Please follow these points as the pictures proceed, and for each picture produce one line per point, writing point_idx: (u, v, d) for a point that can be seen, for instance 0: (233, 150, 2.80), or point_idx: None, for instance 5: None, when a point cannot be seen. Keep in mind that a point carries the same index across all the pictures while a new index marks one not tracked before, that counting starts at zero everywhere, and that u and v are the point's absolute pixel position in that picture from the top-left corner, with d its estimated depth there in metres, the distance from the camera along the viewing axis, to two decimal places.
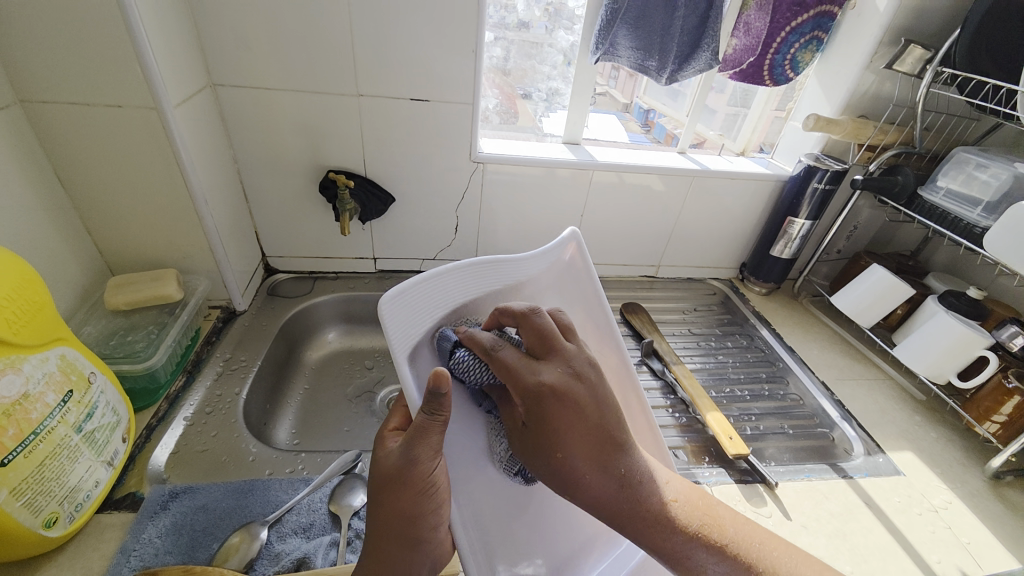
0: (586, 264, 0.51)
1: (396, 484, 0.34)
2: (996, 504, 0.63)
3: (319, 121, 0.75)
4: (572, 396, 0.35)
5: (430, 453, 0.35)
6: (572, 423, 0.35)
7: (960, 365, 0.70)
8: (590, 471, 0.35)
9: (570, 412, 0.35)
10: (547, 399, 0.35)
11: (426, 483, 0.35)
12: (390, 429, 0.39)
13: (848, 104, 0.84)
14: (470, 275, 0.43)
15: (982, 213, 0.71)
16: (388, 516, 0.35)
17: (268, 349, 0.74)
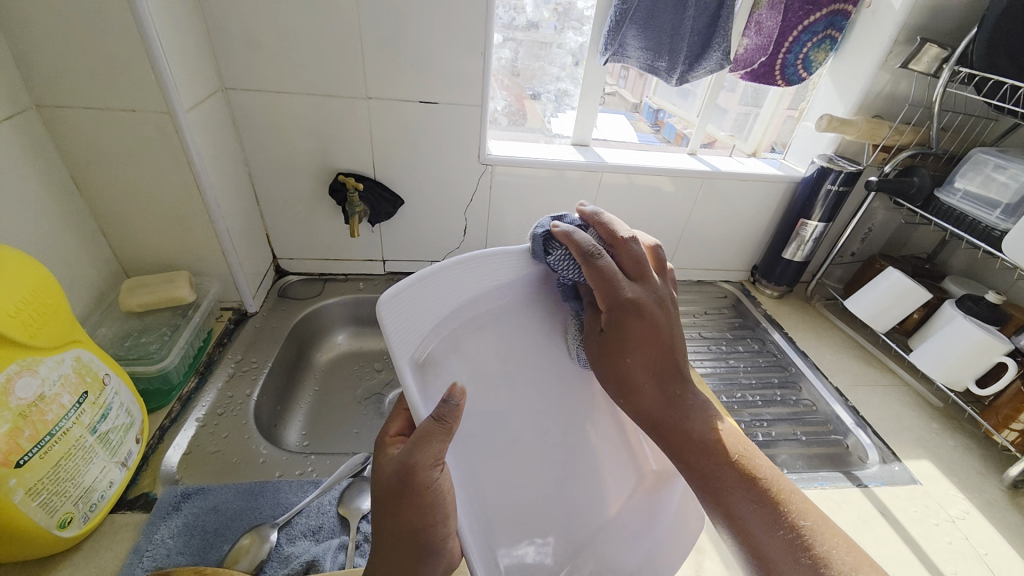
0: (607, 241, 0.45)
1: (400, 492, 0.32)
2: (1015, 514, 0.62)
3: (329, 124, 0.75)
4: (651, 316, 0.41)
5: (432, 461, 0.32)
6: (640, 339, 0.41)
7: (978, 372, 0.68)
8: (647, 380, 0.41)
9: (649, 337, 0.41)
10: (625, 312, 0.40)
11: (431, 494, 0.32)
12: (391, 434, 0.38)
13: (862, 104, 0.83)
14: (463, 276, 0.40)
15: (1000, 215, 0.69)
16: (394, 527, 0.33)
17: (278, 351, 0.75)
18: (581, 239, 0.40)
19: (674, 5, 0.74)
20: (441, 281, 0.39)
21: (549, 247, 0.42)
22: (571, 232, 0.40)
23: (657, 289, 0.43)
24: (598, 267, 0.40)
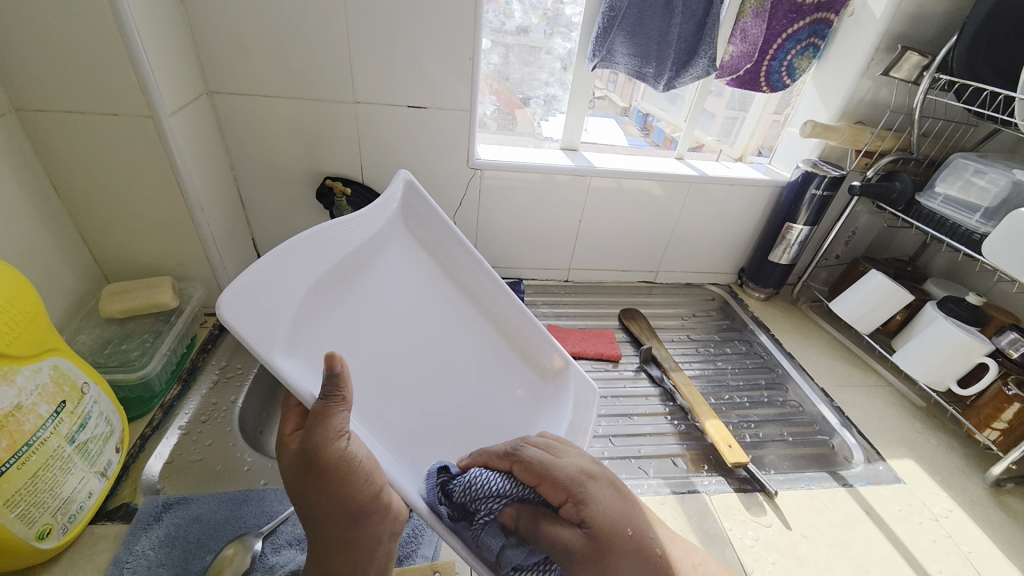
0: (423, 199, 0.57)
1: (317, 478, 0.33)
2: (997, 512, 0.63)
3: (316, 128, 0.75)
4: (600, 485, 0.38)
5: (336, 432, 0.34)
6: (613, 513, 0.36)
7: (959, 372, 0.69)
8: (635, 561, 0.35)
9: (612, 506, 0.37)
10: (584, 488, 0.37)
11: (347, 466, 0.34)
12: (289, 430, 0.38)
13: (845, 110, 0.84)
14: (309, 242, 0.43)
15: (981, 218, 0.71)
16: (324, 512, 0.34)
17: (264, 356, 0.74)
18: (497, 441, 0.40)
19: (660, 12, 0.75)
20: (286, 258, 0.40)
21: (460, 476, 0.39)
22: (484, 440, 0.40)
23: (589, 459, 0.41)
24: (528, 464, 0.38)
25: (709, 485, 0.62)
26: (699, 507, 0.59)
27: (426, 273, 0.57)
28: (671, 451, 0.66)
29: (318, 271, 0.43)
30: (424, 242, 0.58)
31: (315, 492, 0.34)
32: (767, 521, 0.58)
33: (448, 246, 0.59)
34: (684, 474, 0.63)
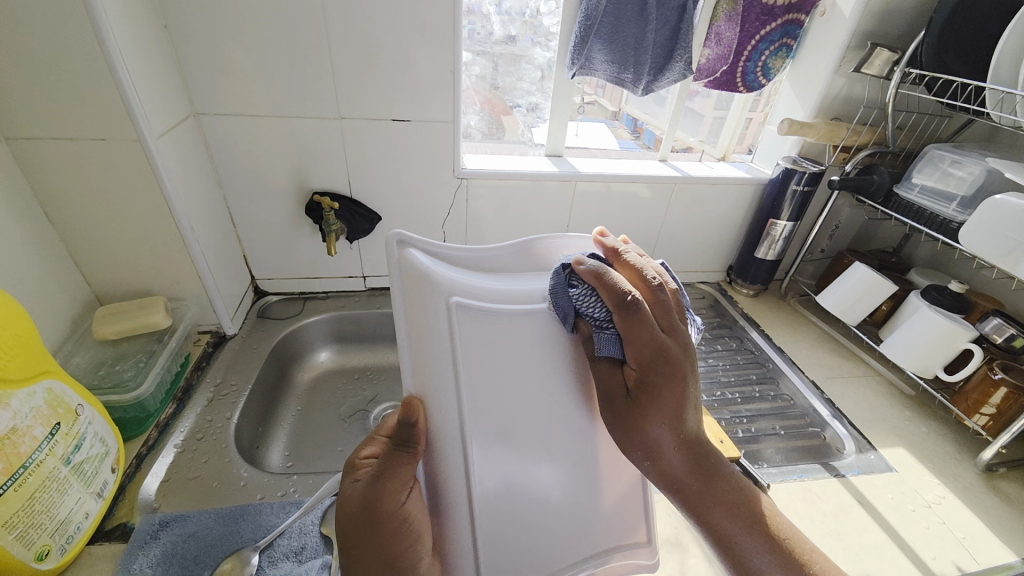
0: (411, 273, 0.43)
1: (372, 523, 0.37)
2: (989, 496, 0.63)
3: (305, 145, 0.76)
4: (673, 365, 0.38)
5: (400, 486, 0.39)
6: (674, 398, 0.37)
7: (945, 360, 0.70)
8: (672, 440, 0.37)
9: (673, 396, 0.37)
10: (655, 354, 0.37)
11: (398, 516, 0.38)
12: (363, 457, 0.43)
13: (820, 107, 0.86)
14: (526, 257, 0.49)
15: (957, 207, 0.72)
16: (366, 555, 0.38)
17: (258, 372, 0.74)
18: (614, 281, 0.39)
19: (635, 19, 0.77)
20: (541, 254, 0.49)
21: (572, 282, 0.42)
22: (604, 272, 0.40)
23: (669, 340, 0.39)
24: (638, 312, 0.38)
25: None
26: None
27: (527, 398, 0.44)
28: None
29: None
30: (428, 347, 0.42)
31: (359, 558, 0.38)
32: None
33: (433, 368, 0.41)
34: None
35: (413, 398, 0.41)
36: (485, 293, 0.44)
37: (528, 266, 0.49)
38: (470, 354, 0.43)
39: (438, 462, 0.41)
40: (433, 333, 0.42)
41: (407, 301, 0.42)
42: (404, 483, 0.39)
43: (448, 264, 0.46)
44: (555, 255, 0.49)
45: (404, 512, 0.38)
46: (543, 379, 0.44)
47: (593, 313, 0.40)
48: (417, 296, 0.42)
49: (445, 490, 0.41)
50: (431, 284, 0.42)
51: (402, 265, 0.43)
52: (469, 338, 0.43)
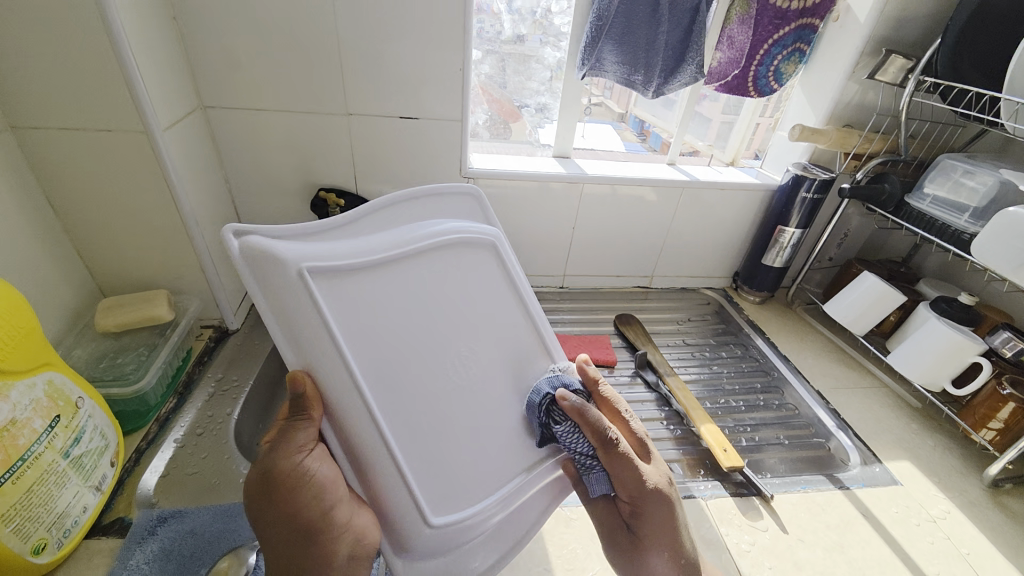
0: (257, 258, 0.36)
1: (279, 488, 0.37)
2: (996, 513, 0.62)
3: (311, 140, 0.76)
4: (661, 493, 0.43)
5: (300, 449, 0.38)
6: (664, 524, 0.42)
7: (953, 373, 0.69)
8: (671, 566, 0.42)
9: (666, 521, 0.42)
10: (644, 485, 0.43)
11: (301, 475, 0.38)
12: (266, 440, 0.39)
13: (832, 114, 0.85)
14: (380, 212, 0.45)
15: (969, 219, 0.71)
16: (281, 519, 0.38)
17: (260, 368, 0.74)
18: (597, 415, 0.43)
19: (647, 21, 0.76)
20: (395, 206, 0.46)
21: (555, 419, 0.44)
22: (585, 407, 0.43)
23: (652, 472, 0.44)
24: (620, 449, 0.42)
25: (704, 490, 0.61)
26: (695, 512, 0.58)
27: (417, 342, 0.41)
28: (667, 456, 0.66)
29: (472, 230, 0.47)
30: (300, 322, 0.37)
31: (276, 521, 0.38)
32: (763, 525, 0.57)
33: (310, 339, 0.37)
34: (679, 480, 0.62)
35: (299, 370, 0.37)
36: (363, 247, 0.40)
37: (387, 219, 0.46)
38: (350, 312, 0.39)
39: (339, 424, 0.39)
40: (303, 307, 0.36)
41: (261, 282, 0.36)
42: (301, 446, 0.38)
43: (301, 238, 0.41)
44: (411, 208, 0.47)
45: (301, 470, 0.38)
46: (436, 329, 0.43)
47: (580, 450, 0.43)
48: (271, 278, 0.36)
49: (363, 450, 0.38)
50: (284, 259, 0.36)
51: (242, 250, 0.36)
52: (353, 293, 0.39)
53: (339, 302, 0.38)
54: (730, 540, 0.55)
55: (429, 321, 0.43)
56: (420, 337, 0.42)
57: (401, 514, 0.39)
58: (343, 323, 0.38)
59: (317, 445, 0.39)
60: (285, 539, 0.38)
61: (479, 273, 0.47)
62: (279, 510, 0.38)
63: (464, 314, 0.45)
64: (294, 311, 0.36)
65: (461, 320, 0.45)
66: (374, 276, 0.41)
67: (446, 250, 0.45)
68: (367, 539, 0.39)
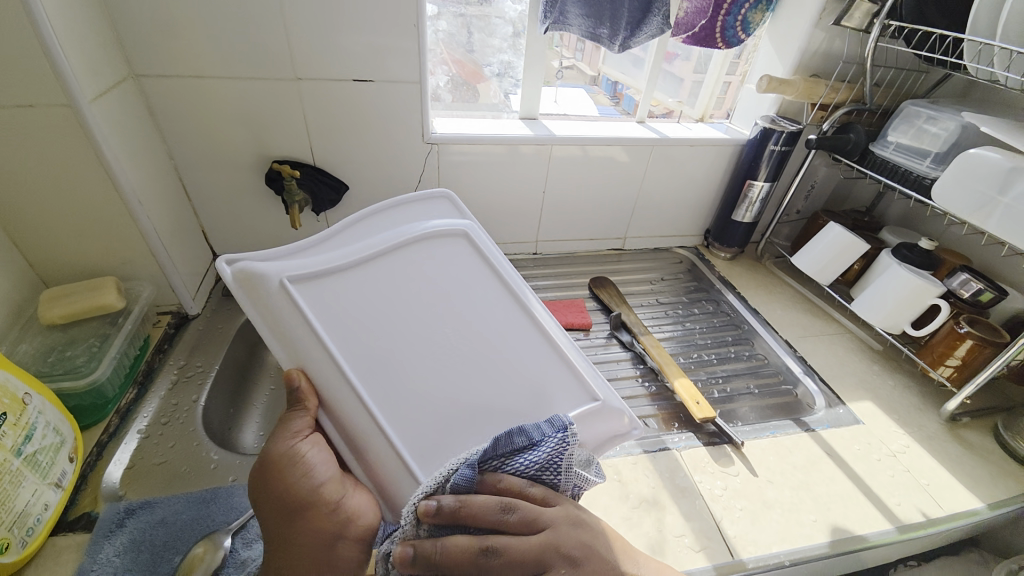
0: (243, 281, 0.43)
1: (271, 473, 0.39)
2: (952, 444, 0.66)
3: (261, 110, 0.71)
4: None
5: (294, 436, 0.40)
6: None
7: (913, 315, 0.71)
8: None
9: None
10: None
11: (294, 459, 0.39)
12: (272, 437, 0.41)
13: (799, 64, 0.84)
14: (356, 229, 0.53)
15: (930, 164, 0.72)
16: (272, 501, 0.38)
17: (226, 352, 0.71)
18: None
19: None
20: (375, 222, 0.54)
21: None
22: None
23: None
24: None
25: (679, 442, 0.63)
26: (669, 463, 0.59)
27: (399, 322, 0.45)
28: (643, 412, 0.67)
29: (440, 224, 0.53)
30: (287, 321, 0.42)
31: (267, 507, 0.38)
32: (735, 470, 0.59)
33: (297, 337, 0.42)
34: (654, 434, 0.64)
35: (294, 368, 0.42)
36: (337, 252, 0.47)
37: (365, 232, 0.53)
38: (324, 308, 0.43)
39: (337, 410, 0.41)
40: (285, 312, 0.42)
41: (252, 300, 0.43)
42: (297, 432, 0.40)
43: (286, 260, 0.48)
44: (386, 221, 0.55)
45: (292, 452, 0.40)
46: (416, 313, 0.46)
47: None
48: (257, 293, 0.42)
49: (355, 430, 0.41)
50: (264, 274, 0.43)
51: (235, 275, 0.43)
52: (331, 290, 0.44)
53: (316, 297, 0.44)
54: (703, 486, 0.57)
55: (411, 307, 0.46)
56: (399, 319, 0.45)
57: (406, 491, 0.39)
58: (324, 315, 0.43)
59: (313, 432, 0.41)
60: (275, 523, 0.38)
61: (454, 260, 0.51)
62: (268, 494, 0.39)
63: (445, 294, 0.48)
64: (281, 313, 0.42)
65: (442, 306, 0.48)
66: (350, 275, 0.46)
67: (418, 243, 0.51)
68: (359, 520, 0.39)
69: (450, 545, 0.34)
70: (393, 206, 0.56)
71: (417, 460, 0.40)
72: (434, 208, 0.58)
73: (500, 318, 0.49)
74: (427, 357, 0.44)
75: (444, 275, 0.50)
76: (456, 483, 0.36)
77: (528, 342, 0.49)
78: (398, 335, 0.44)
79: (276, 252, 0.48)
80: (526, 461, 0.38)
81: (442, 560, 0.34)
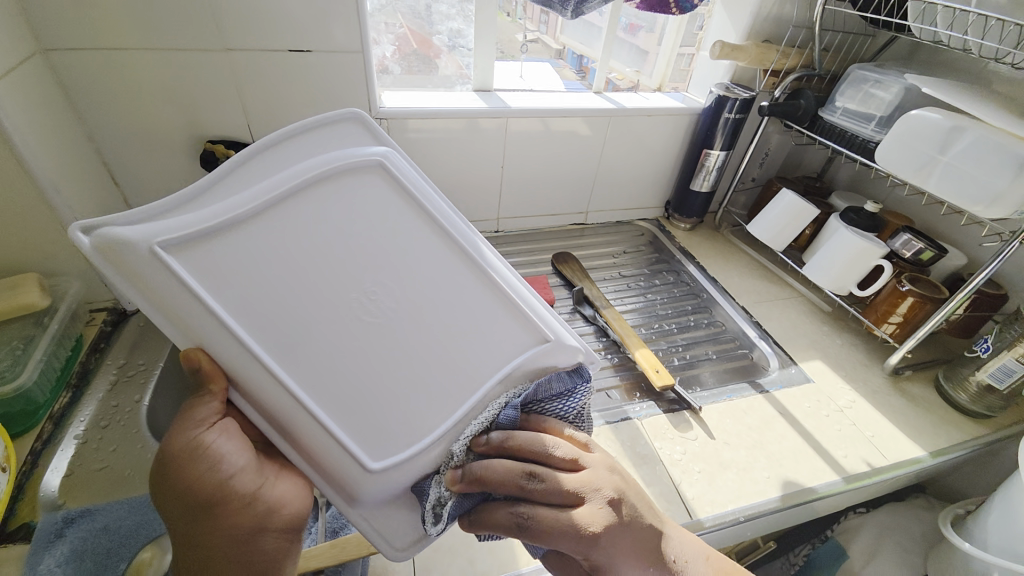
0: (105, 250, 0.36)
1: (174, 468, 0.35)
2: (894, 396, 0.70)
3: (190, 86, 0.65)
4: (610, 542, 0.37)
5: (201, 425, 0.36)
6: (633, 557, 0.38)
7: (860, 276, 0.74)
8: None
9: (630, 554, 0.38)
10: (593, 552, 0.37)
11: (202, 451, 0.36)
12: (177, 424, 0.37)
13: (752, 29, 0.83)
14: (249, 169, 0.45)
15: (875, 127, 0.74)
16: (177, 498, 0.35)
17: (171, 348, 0.68)
18: (497, 520, 0.38)
19: None
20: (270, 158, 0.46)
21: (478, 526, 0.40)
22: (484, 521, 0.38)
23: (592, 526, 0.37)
24: (538, 536, 0.37)
25: (640, 411, 0.64)
26: (631, 432, 0.61)
27: (316, 282, 0.41)
28: (606, 384, 0.68)
29: (350, 156, 0.46)
30: (174, 295, 0.36)
31: (172, 503, 0.35)
32: (693, 435, 0.61)
33: (190, 314, 0.36)
34: (617, 404, 0.65)
35: (191, 348, 0.37)
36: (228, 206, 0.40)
37: (261, 170, 0.45)
38: (221, 275, 0.38)
39: (248, 388, 0.37)
40: (171, 287, 0.36)
41: (123, 273, 0.36)
42: (202, 421, 0.36)
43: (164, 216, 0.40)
44: (286, 156, 0.46)
45: (197, 443, 0.36)
46: (332, 271, 0.41)
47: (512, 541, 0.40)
48: (129, 266, 0.36)
49: (275, 407, 0.38)
50: (133, 244, 0.36)
51: (95, 245, 0.36)
52: (226, 252, 0.39)
53: (210, 264, 0.38)
54: (663, 452, 0.58)
55: (324, 265, 0.41)
56: (314, 281, 0.40)
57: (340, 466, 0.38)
58: (223, 284, 0.38)
59: (221, 418, 0.37)
60: (184, 519, 0.35)
61: (372, 205, 0.45)
62: (171, 488, 0.35)
63: (364, 246, 0.43)
64: (164, 285, 0.36)
65: (361, 259, 0.43)
66: (249, 229, 0.40)
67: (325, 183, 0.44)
68: (282, 509, 0.38)
69: (496, 468, 0.38)
70: (290, 137, 0.47)
71: (348, 432, 0.38)
72: (339, 136, 0.49)
73: (430, 268, 0.45)
74: (348, 320, 0.41)
75: (363, 223, 0.44)
76: (503, 420, 0.40)
77: (461, 292, 0.46)
78: (314, 298, 0.40)
79: (148, 210, 0.40)
80: (566, 405, 0.43)
81: (490, 480, 0.37)
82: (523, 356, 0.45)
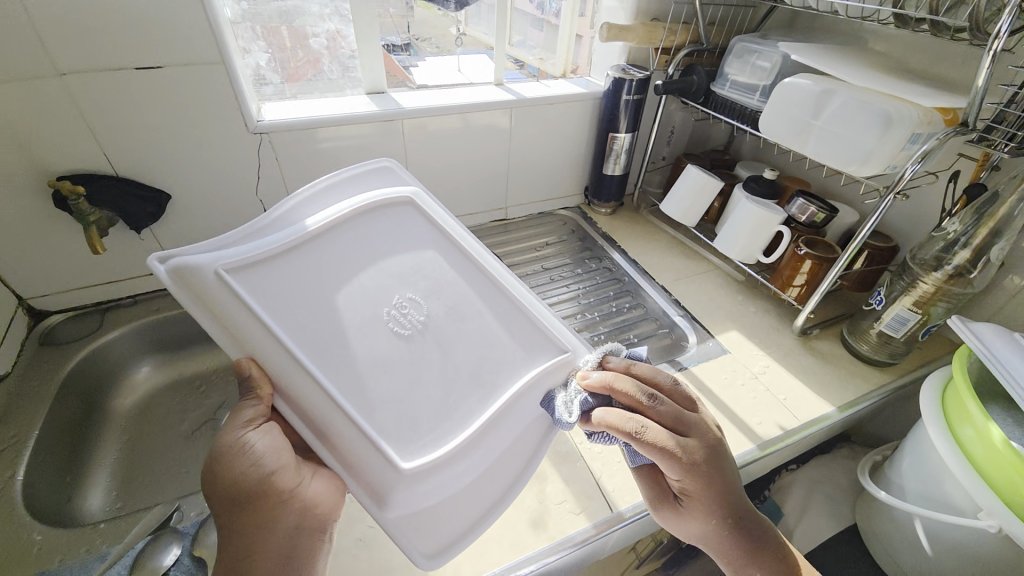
0: (177, 271, 0.39)
1: (223, 463, 0.38)
2: (804, 356, 0.73)
3: (22, 118, 0.57)
4: (709, 470, 0.44)
5: (243, 426, 0.39)
6: (716, 488, 0.44)
7: (764, 244, 0.76)
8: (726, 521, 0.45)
9: (717, 483, 0.44)
10: (692, 471, 0.43)
11: (242, 449, 0.38)
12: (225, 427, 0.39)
13: (639, 9, 0.83)
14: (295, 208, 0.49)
15: (760, 97, 0.75)
16: (226, 491, 0.37)
17: (46, 412, 0.61)
18: (618, 421, 0.44)
19: None
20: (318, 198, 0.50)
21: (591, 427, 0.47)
22: (607, 417, 0.44)
23: (696, 453, 0.44)
24: (651, 440, 0.43)
25: None
26: None
27: (358, 307, 0.44)
28: None
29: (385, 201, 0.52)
30: (234, 314, 0.39)
31: (219, 497, 0.37)
32: None
33: (249, 332, 0.39)
34: None
35: (243, 357, 0.39)
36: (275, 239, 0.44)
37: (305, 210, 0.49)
38: (272, 299, 0.41)
39: (293, 400, 0.39)
40: (233, 308, 0.39)
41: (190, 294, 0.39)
42: (247, 422, 0.39)
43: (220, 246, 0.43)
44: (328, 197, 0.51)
45: (240, 441, 0.38)
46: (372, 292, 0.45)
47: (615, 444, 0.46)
48: (194, 286, 0.38)
49: (319, 419, 0.39)
50: (199, 266, 0.39)
51: (167, 267, 0.38)
52: (275, 277, 0.42)
53: (261, 288, 0.41)
54: (582, 447, 0.57)
55: (361, 290, 0.45)
56: (352, 302, 0.44)
57: (374, 468, 0.39)
58: (271, 307, 0.40)
59: (264, 420, 0.40)
60: (230, 510, 0.37)
61: (402, 238, 0.50)
62: (220, 482, 0.37)
63: (398, 271, 0.48)
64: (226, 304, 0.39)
65: (398, 282, 0.47)
66: (296, 257, 0.44)
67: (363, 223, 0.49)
68: (317, 505, 0.40)
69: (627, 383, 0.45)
70: (336, 180, 0.52)
71: (392, 444, 0.40)
72: (375, 180, 0.54)
73: (458, 286, 0.50)
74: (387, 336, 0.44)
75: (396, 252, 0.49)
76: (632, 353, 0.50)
77: (482, 301, 0.50)
78: (352, 315, 0.43)
79: (211, 241, 0.43)
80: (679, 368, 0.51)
81: (621, 386, 0.45)
82: (541, 363, 0.48)
